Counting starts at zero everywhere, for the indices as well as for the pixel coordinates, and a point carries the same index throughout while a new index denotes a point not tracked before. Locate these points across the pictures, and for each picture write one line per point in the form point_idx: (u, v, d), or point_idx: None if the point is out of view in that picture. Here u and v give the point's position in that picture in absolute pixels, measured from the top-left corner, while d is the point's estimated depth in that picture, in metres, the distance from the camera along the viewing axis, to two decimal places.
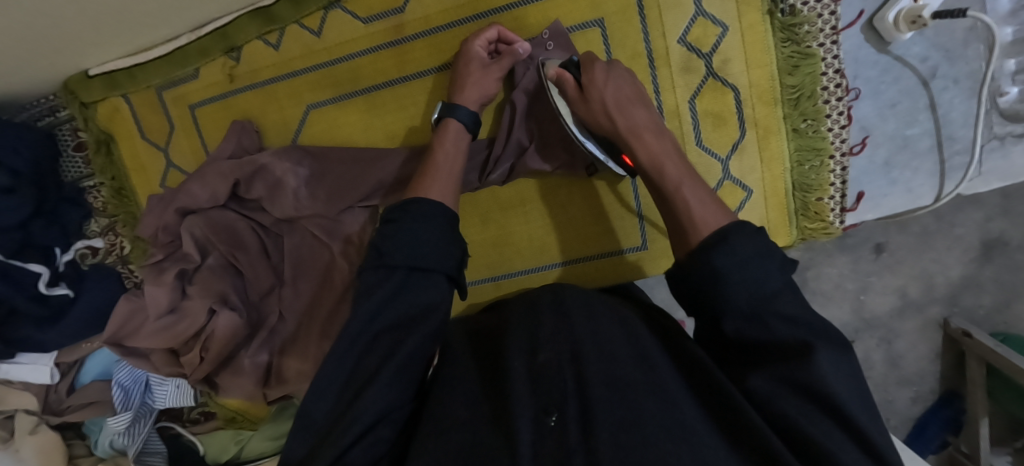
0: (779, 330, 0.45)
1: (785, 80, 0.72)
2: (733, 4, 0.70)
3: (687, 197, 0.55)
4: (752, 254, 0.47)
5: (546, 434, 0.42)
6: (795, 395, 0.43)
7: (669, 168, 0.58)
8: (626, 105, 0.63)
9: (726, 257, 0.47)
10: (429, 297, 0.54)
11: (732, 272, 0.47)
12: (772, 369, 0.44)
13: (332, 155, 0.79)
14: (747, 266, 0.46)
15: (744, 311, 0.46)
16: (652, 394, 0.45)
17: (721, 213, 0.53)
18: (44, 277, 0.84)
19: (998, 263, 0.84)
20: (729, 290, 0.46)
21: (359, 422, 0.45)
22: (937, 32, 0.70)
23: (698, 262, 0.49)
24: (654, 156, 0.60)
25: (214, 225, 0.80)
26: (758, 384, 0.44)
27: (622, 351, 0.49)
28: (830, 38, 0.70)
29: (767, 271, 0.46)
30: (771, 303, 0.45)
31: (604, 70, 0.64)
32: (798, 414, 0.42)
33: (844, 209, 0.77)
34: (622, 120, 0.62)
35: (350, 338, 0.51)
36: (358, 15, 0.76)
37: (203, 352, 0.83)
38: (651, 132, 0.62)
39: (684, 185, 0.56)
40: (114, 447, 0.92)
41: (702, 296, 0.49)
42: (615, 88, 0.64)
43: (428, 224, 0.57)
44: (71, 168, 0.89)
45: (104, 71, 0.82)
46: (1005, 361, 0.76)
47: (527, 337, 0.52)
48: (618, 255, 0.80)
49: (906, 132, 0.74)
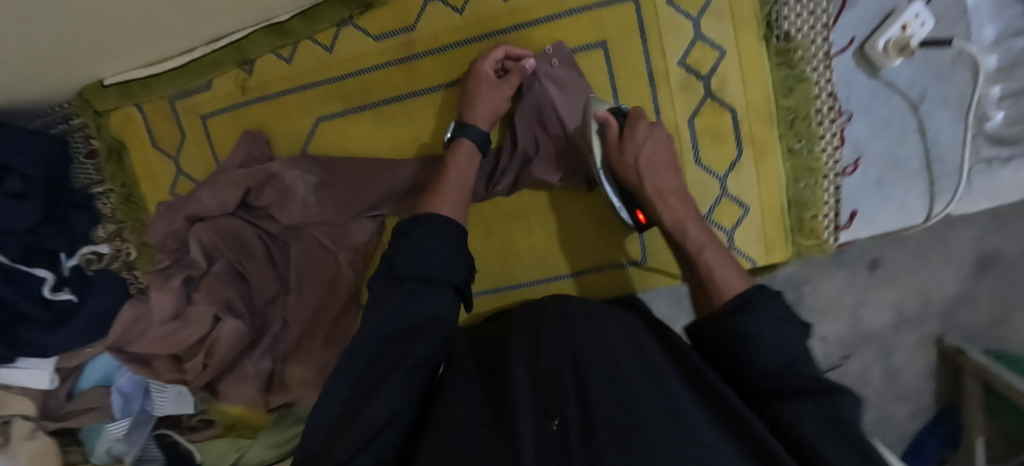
0: (802, 381, 0.49)
1: (781, 102, 0.75)
2: (730, 28, 0.74)
3: (710, 261, 0.61)
4: (778, 319, 0.52)
5: (548, 436, 0.44)
6: (827, 432, 0.45)
7: (693, 232, 0.64)
8: (657, 168, 0.67)
9: (750, 319, 0.52)
10: (437, 307, 0.55)
11: (755, 332, 0.52)
12: (805, 407, 0.47)
13: (340, 163, 0.81)
14: (776, 332, 0.52)
15: (772, 371, 0.50)
16: (656, 400, 0.47)
17: (742, 278, 0.59)
18: (49, 282, 0.86)
19: (991, 280, 0.86)
20: (757, 355, 0.51)
21: (368, 424, 0.46)
22: (926, 58, 0.74)
23: (723, 324, 0.54)
24: (677, 219, 0.65)
25: (221, 233, 0.82)
26: (794, 411, 0.48)
27: (625, 357, 0.51)
28: (823, 63, 0.74)
29: (789, 336, 0.52)
30: (796, 365, 0.50)
31: (646, 129, 0.67)
32: (830, 445, 0.45)
33: (838, 226, 0.79)
34: (651, 180, 0.67)
35: (363, 343, 0.53)
36: (370, 32, 0.78)
37: (206, 358, 0.84)
38: (676, 196, 0.67)
39: (707, 249, 0.63)
40: (111, 453, 0.91)
41: (732, 356, 0.53)
42: (653, 148, 0.67)
43: (439, 238, 0.59)
44: (82, 174, 0.91)
45: (119, 81, 0.84)
46: (1000, 379, 0.78)
47: (528, 339, 0.54)
48: (617, 268, 0.82)
49: (897, 153, 0.77)
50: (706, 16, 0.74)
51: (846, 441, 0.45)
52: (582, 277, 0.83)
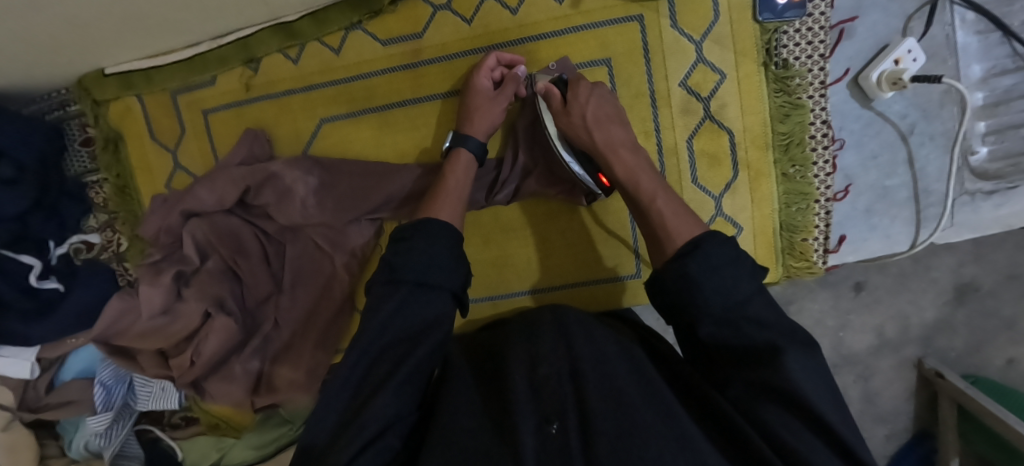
0: (752, 332, 0.48)
1: (777, 127, 0.77)
2: (731, 54, 0.76)
3: (661, 207, 0.61)
4: (725, 261, 0.51)
5: (550, 438, 0.46)
6: (769, 401, 0.47)
7: (644, 182, 0.64)
8: (605, 122, 0.69)
9: (699, 265, 0.51)
10: (434, 312, 0.56)
11: (702, 281, 0.50)
12: (749, 383, 0.48)
13: (342, 166, 0.81)
14: (722, 273, 0.50)
15: (720, 318, 0.49)
16: (648, 405, 0.48)
17: (692, 223, 0.59)
18: (36, 270, 0.84)
19: (969, 307, 0.89)
20: (700, 296, 0.50)
21: (368, 428, 0.47)
22: (916, 93, 0.76)
23: (671, 274, 0.53)
24: (629, 170, 0.66)
25: (217, 230, 0.81)
26: (738, 393, 0.49)
27: (621, 368, 0.52)
28: (819, 92, 0.76)
29: (737, 277, 0.50)
30: (744, 308, 0.49)
31: (587, 88, 0.70)
32: (778, 424, 0.46)
33: (827, 250, 0.81)
34: (600, 135, 0.68)
35: (369, 342, 0.53)
36: (379, 37, 0.79)
37: (195, 356, 0.83)
38: (626, 148, 0.67)
39: (659, 197, 0.62)
40: (90, 448, 0.90)
41: (677, 304, 0.52)
42: (596, 106, 0.69)
43: (440, 245, 0.59)
44: (76, 161, 0.90)
45: (120, 71, 0.83)
46: (975, 403, 0.80)
47: (527, 351, 0.55)
48: (614, 283, 0.83)
49: (886, 183, 0.79)
50: (708, 40, 0.76)
51: (788, 408, 0.46)
52: (576, 290, 0.84)
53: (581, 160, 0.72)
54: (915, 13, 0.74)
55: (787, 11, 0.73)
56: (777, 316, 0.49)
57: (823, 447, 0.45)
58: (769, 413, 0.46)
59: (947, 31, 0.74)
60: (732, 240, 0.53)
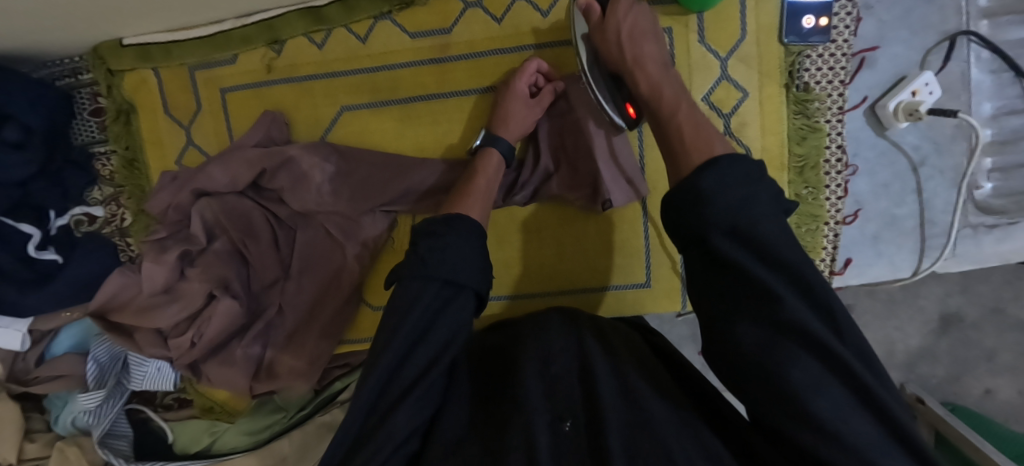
0: (766, 246, 0.45)
1: (794, 149, 0.78)
2: (755, 74, 0.77)
3: (682, 118, 0.59)
4: (742, 175, 0.48)
5: (564, 437, 0.48)
6: (790, 341, 0.44)
7: (667, 94, 0.63)
8: (639, 38, 0.66)
9: (713, 177, 0.48)
10: (460, 321, 0.56)
11: (715, 193, 0.47)
12: (760, 323, 0.45)
13: (360, 156, 0.81)
14: (736, 187, 0.47)
15: (730, 226, 0.46)
16: (672, 419, 0.51)
17: (715, 133, 0.56)
18: (35, 240, 0.82)
19: (952, 338, 0.93)
20: (712, 205, 0.47)
21: (388, 443, 0.48)
22: (930, 125, 0.78)
23: (685, 185, 0.49)
24: (653, 84, 0.64)
25: (227, 210, 0.79)
26: (746, 333, 0.45)
27: (628, 361, 0.57)
28: (836, 117, 0.78)
29: (755, 195, 0.47)
30: (755, 223, 0.46)
31: (627, 4, 0.68)
32: (793, 366, 0.43)
33: (832, 271, 0.82)
34: (631, 50, 0.66)
35: (396, 348, 0.52)
36: (407, 29, 0.79)
37: (196, 337, 0.82)
38: (655, 65, 0.65)
39: (681, 108, 0.60)
40: (76, 425, 0.88)
41: (683, 220, 0.49)
42: (633, 22, 0.67)
43: (468, 243, 0.59)
44: (84, 131, 0.87)
45: (139, 42, 0.82)
46: (953, 428, 0.81)
47: (539, 347, 0.57)
48: (625, 291, 0.84)
49: (893, 211, 0.81)
50: (734, 58, 0.77)
51: (810, 349, 0.43)
52: (583, 295, 0.84)
53: (611, 88, 0.70)
54: (934, 48, 0.76)
55: (812, 36, 0.75)
56: (781, 233, 0.46)
57: (847, 399, 0.43)
58: (795, 361, 0.43)
59: (963, 67, 0.77)
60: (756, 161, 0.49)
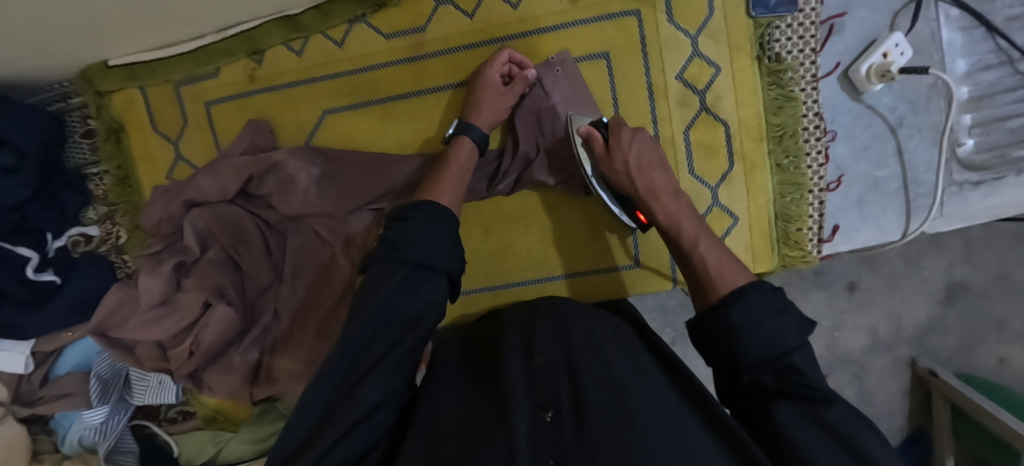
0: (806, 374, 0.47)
1: (770, 119, 0.79)
2: (726, 48, 0.78)
3: (705, 253, 0.61)
4: (770, 314, 0.50)
5: (543, 426, 0.47)
6: (823, 435, 0.44)
7: (685, 225, 0.65)
8: (647, 168, 0.70)
9: (742, 313, 0.51)
10: (429, 295, 0.56)
11: (747, 330, 0.50)
12: (794, 409, 0.46)
13: (344, 156, 0.82)
14: (765, 325, 0.50)
15: (766, 367, 0.49)
16: (645, 397, 0.49)
17: (737, 269, 0.58)
18: (33, 262, 0.84)
19: (960, 308, 0.91)
20: (744, 342, 0.50)
21: (353, 411, 0.48)
22: (904, 86, 0.79)
23: (716, 320, 0.52)
24: (670, 216, 0.66)
25: (219, 219, 0.81)
26: (780, 413, 0.46)
27: (619, 362, 0.53)
28: (810, 84, 0.78)
29: (784, 330, 0.49)
30: (788, 357, 0.48)
31: (630, 134, 0.71)
32: (813, 444, 0.43)
33: (821, 239, 0.82)
34: (642, 181, 0.69)
35: (362, 325, 0.53)
36: (381, 30, 0.81)
37: (193, 346, 0.83)
38: (668, 194, 0.68)
39: (701, 242, 0.63)
40: (83, 443, 0.89)
41: (717, 347, 0.52)
42: (639, 153, 0.70)
43: (439, 226, 0.60)
44: (76, 153, 0.90)
45: (125, 63, 0.84)
46: (968, 400, 0.81)
47: (524, 338, 0.56)
48: (615, 273, 0.84)
49: (877, 174, 0.81)
50: (704, 35, 0.78)
51: (832, 435, 0.43)
52: (574, 279, 0.85)
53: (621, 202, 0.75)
54: (902, 9, 0.77)
55: (779, 7, 0.76)
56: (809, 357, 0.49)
57: None
58: (815, 442, 0.43)
59: (933, 27, 0.77)
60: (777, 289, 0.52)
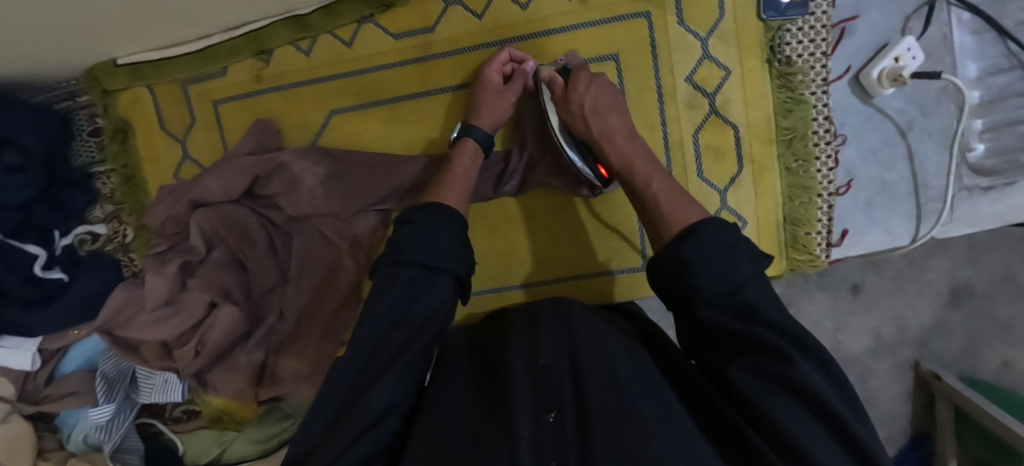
0: (767, 316, 0.46)
1: (780, 122, 0.79)
2: (735, 50, 0.78)
3: (657, 191, 0.60)
4: (721, 246, 0.49)
5: (545, 428, 0.46)
6: (784, 394, 0.45)
7: (638, 166, 0.64)
8: (603, 110, 0.69)
9: (693, 248, 0.49)
10: (436, 298, 0.56)
11: (696, 262, 0.49)
12: (752, 369, 0.46)
13: (351, 157, 0.82)
14: (714, 258, 0.48)
15: (715, 298, 0.47)
16: (649, 400, 0.49)
17: (690, 206, 0.56)
18: (41, 259, 0.84)
19: (965, 310, 0.91)
20: (695, 278, 0.48)
21: (363, 418, 0.48)
22: (915, 90, 0.78)
23: (668, 255, 0.51)
24: (624, 157, 0.65)
25: (224, 220, 0.81)
26: (739, 375, 0.47)
27: (622, 363, 0.53)
28: (821, 88, 0.78)
29: (734, 260, 0.48)
30: (735, 289, 0.47)
31: (587, 79, 0.71)
32: (787, 417, 0.44)
33: (830, 244, 0.82)
34: (597, 123, 0.68)
35: (372, 328, 0.53)
36: (389, 31, 0.80)
37: (199, 346, 0.83)
38: (622, 136, 0.67)
39: (655, 180, 0.61)
40: (88, 441, 0.90)
41: (671, 288, 0.51)
42: (595, 96, 0.69)
43: (443, 230, 0.59)
44: (83, 152, 0.90)
45: (132, 61, 0.84)
46: (972, 403, 0.80)
47: (528, 339, 0.55)
48: (621, 275, 0.84)
49: (885, 178, 0.80)
50: (714, 37, 0.78)
51: (799, 398, 0.45)
52: (580, 281, 0.84)
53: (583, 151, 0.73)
54: (914, 13, 0.76)
55: (790, 10, 0.75)
56: (766, 296, 0.47)
57: (832, 444, 0.44)
58: (781, 409, 0.45)
59: (944, 30, 0.77)
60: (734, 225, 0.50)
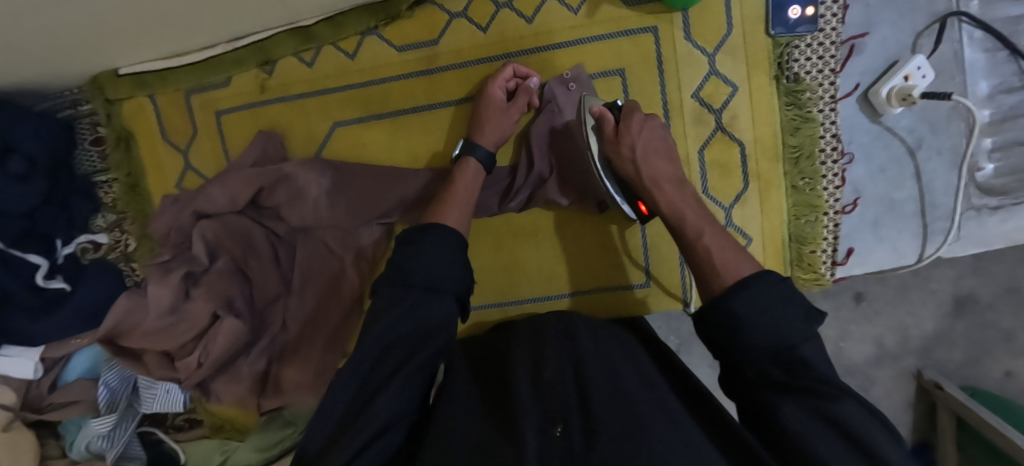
0: (815, 364, 0.46)
1: (787, 140, 0.78)
2: (744, 66, 0.77)
3: (705, 239, 0.60)
4: (775, 301, 0.50)
5: (552, 442, 0.45)
6: (832, 433, 0.44)
7: (689, 216, 0.62)
8: (653, 156, 0.67)
9: (746, 302, 0.50)
10: (438, 317, 0.56)
11: (750, 316, 0.50)
12: (802, 408, 0.46)
13: (355, 169, 0.81)
14: (769, 314, 0.49)
15: (768, 354, 0.48)
16: (656, 413, 0.48)
17: (743, 259, 0.56)
18: (43, 269, 0.84)
19: (968, 320, 0.90)
20: (747, 332, 0.49)
21: (368, 429, 0.47)
22: (924, 109, 0.78)
23: (718, 307, 0.52)
24: (673, 205, 0.64)
25: (228, 229, 0.81)
26: (789, 414, 0.46)
27: (629, 377, 0.52)
28: (829, 106, 0.77)
29: (789, 319, 0.49)
30: (790, 342, 0.47)
31: (640, 120, 0.68)
32: (831, 456, 0.43)
33: (835, 262, 0.81)
34: (647, 169, 0.66)
35: (371, 346, 0.53)
36: (394, 43, 0.79)
37: (202, 357, 0.83)
38: (671, 183, 0.66)
39: (705, 233, 0.60)
40: (91, 450, 0.89)
41: (721, 338, 0.51)
42: (647, 139, 0.67)
43: (447, 249, 0.59)
44: (86, 160, 0.89)
45: (135, 71, 0.83)
46: (974, 415, 0.80)
47: (531, 351, 0.56)
48: (625, 290, 0.83)
49: (893, 196, 0.80)
50: (721, 53, 0.77)
51: (846, 441, 0.44)
52: (583, 296, 0.84)
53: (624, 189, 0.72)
54: (925, 30, 0.75)
55: (799, 26, 0.74)
56: (819, 356, 0.48)
57: None
58: (828, 448, 0.44)
59: (955, 48, 0.76)
60: (790, 285, 0.51)
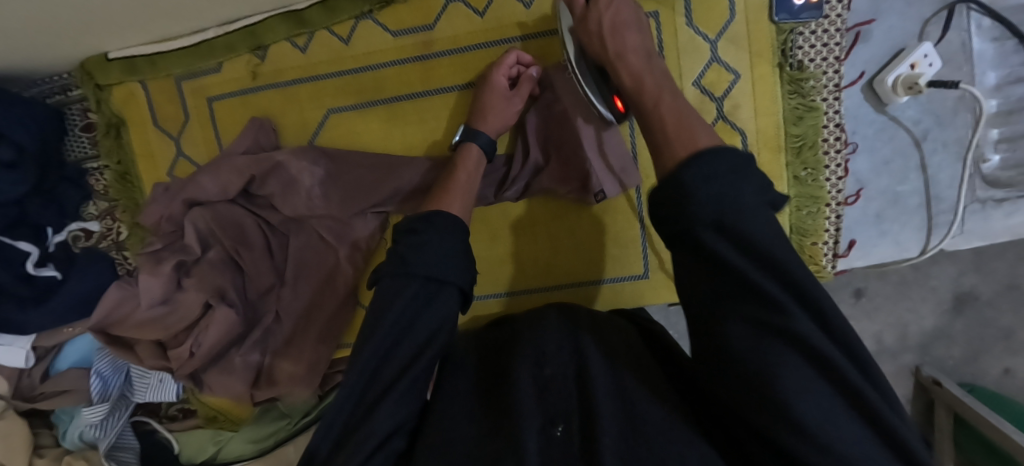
0: (777, 253, 0.41)
1: (790, 129, 0.76)
2: (747, 55, 0.75)
3: (664, 107, 0.54)
4: (731, 167, 0.43)
5: (554, 442, 0.45)
6: (784, 347, 0.40)
7: (649, 84, 0.57)
8: (621, 30, 0.62)
9: (696, 169, 0.43)
10: (443, 313, 0.54)
11: (701, 182, 0.43)
12: (749, 323, 0.41)
13: (350, 158, 0.80)
14: (721, 178, 0.42)
15: (717, 222, 0.42)
16: (656, 406, 0.48)
17: (701, 127, 0.50)
18: (33, 257, 0.83)
19: (968, 317, 0.89)
20: (696, 202, 0.42)
21: (368, 441, 0.47)
22: (931, 99, 0.76)
23: (667, 177, 0.45)
24: (635, 75, 0.59)
25: (220, 220, 0.79)
26: (735, 331, 0.42)
27: (623, 363, 0.52)
28: (832, 94, 0.75)
29: (746, 180, 0.43)
30: (741, 211, 0.42)
31: None
32: (785, 371, 0.39)
33: (836, 254, 0.80)
34: (614, 42, 0.61)
35: (386, 332, 0.52)
36: (389, 27, 0.78)
37: (194, 347, 0.82)
38: (637, 55, 0.60)
39: (664, 97, 0.55)
40: (84, 439, 0.89)
41: (667, 221, 0.45)
42: (614, 12, 0.63)
43: (444, 242, 0.57)
44: (76, 147, 0.88)
45: (125, 55, 0.82)
46: (971, 411, 0.78)
47: (533, 345, 0.53)
48: (622, 282, 0.82)
49: (897, 189, 0.78)
50: (724, 40, 0.75)
51: (805, 356, 0.40)
52: (580, 288, 0.83)
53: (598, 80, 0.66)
54: (933, 17, 0.73)
55: (803, 12, 0.72)
56: (775, 233, 0.42)
57: (836, 403, 0.39)
58: (783, 364, 0.40)
59: (964, 37, 0.74)
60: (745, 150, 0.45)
